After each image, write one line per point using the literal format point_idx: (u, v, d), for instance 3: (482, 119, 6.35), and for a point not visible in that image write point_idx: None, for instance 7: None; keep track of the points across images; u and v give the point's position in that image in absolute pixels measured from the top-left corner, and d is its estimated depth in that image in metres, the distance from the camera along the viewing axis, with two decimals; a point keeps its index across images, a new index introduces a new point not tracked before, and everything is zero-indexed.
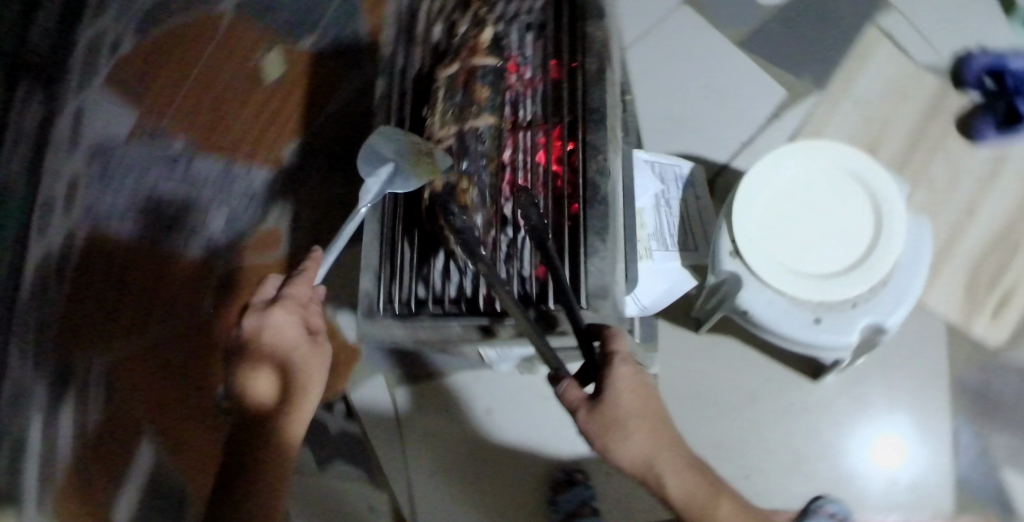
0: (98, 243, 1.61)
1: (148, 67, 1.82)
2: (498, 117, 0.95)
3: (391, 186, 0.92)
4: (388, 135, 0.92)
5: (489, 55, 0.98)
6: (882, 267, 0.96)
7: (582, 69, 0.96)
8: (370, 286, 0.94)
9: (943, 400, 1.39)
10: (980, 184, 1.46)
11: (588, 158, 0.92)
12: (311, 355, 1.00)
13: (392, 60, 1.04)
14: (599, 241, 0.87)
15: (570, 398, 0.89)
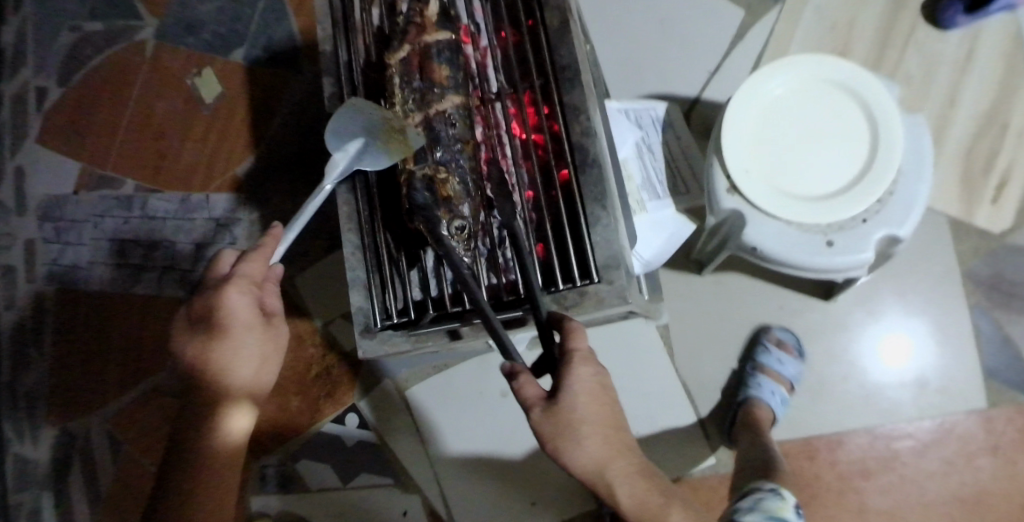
0: (69, 298, 1.64)
1: (80, 113, 1.76)
2: (465, 96, 0.88)
3: (359, 165, 0.87)
4: (358, 107, 0.86)
5: (441, 30, 0.89)
6: (887, 175, 0.91)
7: (542, 26, 0.92)
8: (363, 301, 0.90)
9: (959, 296, 1.36)
10: (958, 69, 1.39)
11: (569, 121, 0.88)
12: (266, 340, 0.91)
13: (335, 55, 0.96)
14: (600, 207, 0.85)
15: (524, 392, 0.78)
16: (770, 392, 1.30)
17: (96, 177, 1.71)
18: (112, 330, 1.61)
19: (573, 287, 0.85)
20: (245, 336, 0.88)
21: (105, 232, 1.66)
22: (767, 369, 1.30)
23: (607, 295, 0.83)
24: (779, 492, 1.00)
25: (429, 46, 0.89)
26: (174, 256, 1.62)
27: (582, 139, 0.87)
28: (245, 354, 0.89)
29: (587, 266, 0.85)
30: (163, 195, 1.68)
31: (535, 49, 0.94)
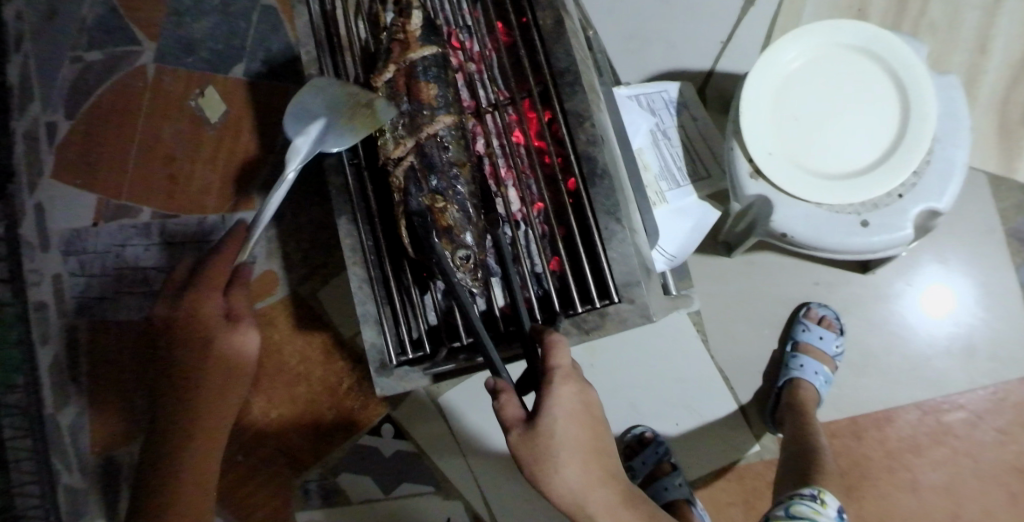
0: (100, 331, 1.64)
1: (88, 143, 1.74)
2: (456, 114, 0.85)
3: (322, 147, 0.81)
4: (318, 85, 0.81)
5: (425, 45, 0.85)
6: (921, 147, 0.85)
7: (536, 25, 0.86)
8: (377, 337, 0.88)
9: (1002, 257, 1.30)
10: (986, 13, 1.29)
11: (573, 129, 0.83)
12: (231, 346, 0.95)
13: (323, 76, 0.92)
14: (614, 220, 0.81)
15: (504, 412, 0.74)
16: (814, 372, 1.27)
17: (114, 207, 1.70)
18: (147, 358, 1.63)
19: (592, 308, 0.82)
20: (208, 345, 0.93)
21: (129, 262, 1.67)
22: (809, 346, 1.26)
23: (629, 315, 0.80)
24: (818, 496, 1.06)
25: (415, 63, 0.85)
26: None
27: (589, 148, 0.82)
28: (211, 362, 0.94)
29: (607, 285, 0.81)
30: (181, 219, 1.69)
31: (528, 50, 0.88)
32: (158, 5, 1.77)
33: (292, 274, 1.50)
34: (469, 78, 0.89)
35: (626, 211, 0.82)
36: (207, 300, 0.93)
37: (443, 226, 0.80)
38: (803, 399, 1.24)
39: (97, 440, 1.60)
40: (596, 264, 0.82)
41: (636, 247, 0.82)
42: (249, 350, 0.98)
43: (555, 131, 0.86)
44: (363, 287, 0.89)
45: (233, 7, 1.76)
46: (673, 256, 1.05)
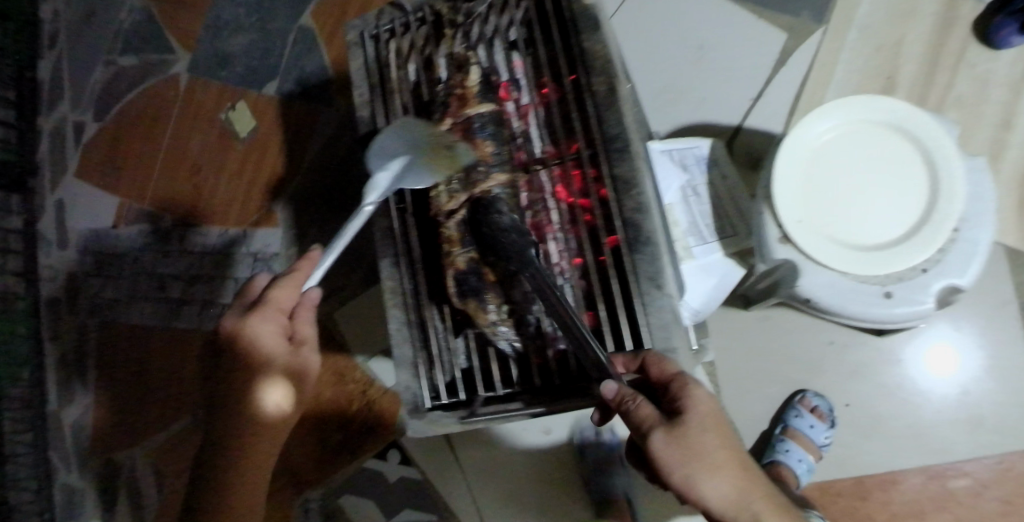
0: (111, 332, 1.65)
1: (118, 146, 1.79)
2: (510, 173, 0.88)
3: (401, 183, 0.87)
4: (406, 125, 0.89)
5: (481, 102, 0.90)
6: (946, 228, 0.87)
7: (590, 91, 0.90)
8: (412, 383, 0.91)
9: (1014, 328, 1.30)
10: (1013, 89, 1.32)
11: (620, 195, 0.86)
12: (291, 369, 0.93)
13: (374, 121, 0.99)
14: (656, 287, 0.83)
15: (639, 417, 0.74)
16: (797, 459, 1.28)
17: (134, 211, 1.73)
18: (160, 366, 1.63)
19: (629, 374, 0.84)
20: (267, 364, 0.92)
21: (146, 268, 1.68)
22: (798, 433, 1.27)
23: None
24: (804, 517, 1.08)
25: (472, 118, 0.90)
26: (216, 292, 1.64)
27: (635, 215, 0.84)
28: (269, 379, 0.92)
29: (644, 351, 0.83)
30: (201, 230, 1.70)
31: (582, 113, 0.91)
32: (195, 17, 1.82)
33: None
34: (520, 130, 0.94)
35: (669, 280, 0.83)
36: (272, 322, 0.92)
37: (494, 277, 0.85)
38: (783, 483, 1.27)
39: (94, 442, 1.61)
40: (634, 331, 0.84)
41: (674, 313, 0.84)
42: (308, 372, 0.97)
43: (602, 193, 0.88)
44: (401, 329, 0.93)
45: (270, 25, 1.80)
46: (697, 311, 1.08)
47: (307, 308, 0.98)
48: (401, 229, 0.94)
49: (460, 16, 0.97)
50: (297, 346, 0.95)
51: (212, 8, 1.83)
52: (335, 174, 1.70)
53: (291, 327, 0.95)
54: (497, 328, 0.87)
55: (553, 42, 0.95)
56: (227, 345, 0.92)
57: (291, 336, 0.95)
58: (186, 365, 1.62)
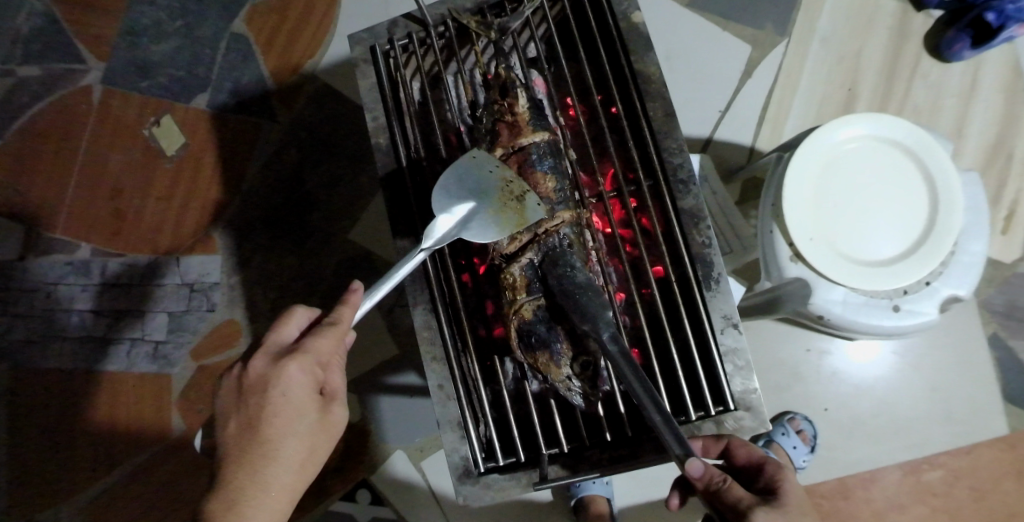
0: (24, 372, 1.61)
1: (25, 169, 1.70)
2: (574, 211, 0.86)
3: (463, 231, 0.82)
4: (479, 162, 0.84)
5: (536, 132, 0.87)
6: (946, 242, 0.90)
7: (647, 117, 0.88)
8: (463, 442, 0.88)
9: (974, 323, 1.37)
10: (962, 99, 1.41)
11: (687, 231, 0.85)
12: (317, 430, 0.84)
13: (397, 146, 0.95)
14: (731, 325, 0.83)
15: (734, 494, 0.70)
16: None
17: (44, 240, 1.66)
18: (87, 416, 1.58)
19: (706, 416, 0.83)
20: (298, 419, 0.82)
21: (63, 301, 1.63)
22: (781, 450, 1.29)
23: (744, 423, 0.82)
24: None
25: (526, 148, 0.87)
26: (143, 328, 1.61)
27: (705, 251, 0.84)
28: (296, 435, 0.82)
29: (722, 393, 0.83)
30: (127, 257, 1.64)
31: (636, 137, 0.90)
32: (110, 22, 1.74)
33: (254, 330, 1.57)
34: (572, 157, 0.91)
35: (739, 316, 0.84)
36: (308, 374, 0.83)
37: (566, 330, 0.83)
38: None
39: (23, 488, 1.55)
40: (706, 369, 0.85)
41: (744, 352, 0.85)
42: (338, 430, 0.87)
43: (665, 234, 0.88)
44: (444, 387, 0.90)
45: (198, 31, 1.72)
46: None
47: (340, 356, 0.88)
48: (434, 275, 0.92)
49: (494, 32, 0.92)
50: (326, 402, 0.86)
51: (129, 12, 1.75)
52: (286, 190, 1.62)
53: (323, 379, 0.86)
54: (569, 383, 0.83)
55: (603, 61, 0.92)
56: (256, 392, 0.82)
57: (321, 390, 0.86)
58: (117, 413, 1.56)
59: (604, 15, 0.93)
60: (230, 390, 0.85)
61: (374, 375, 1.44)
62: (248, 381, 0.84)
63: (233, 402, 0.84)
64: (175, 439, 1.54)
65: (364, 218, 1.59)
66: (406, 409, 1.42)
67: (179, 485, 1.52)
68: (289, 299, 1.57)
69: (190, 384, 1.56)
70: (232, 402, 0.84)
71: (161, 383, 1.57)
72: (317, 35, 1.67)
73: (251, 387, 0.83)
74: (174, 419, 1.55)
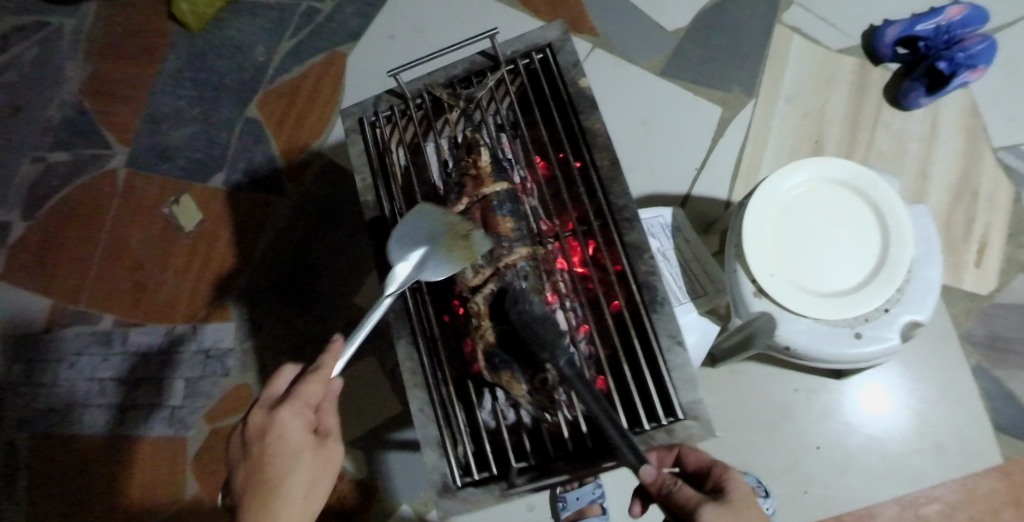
0: (46, 442, 1.69)
1: (53, 248, 1.84)
2: (530, 245, 0.95)
3: (420, 274, 0.92)
4: (424, 213, 0.93)
5: (496, 182, 0.97)
6: (899, 271, 0.96)
7: (594, 166, 0.98)
8: (439, 461, 0.92)
9: (958, 355, 1.41)
10: (924, 142, 1.49)
11: (633, 261, 0.93)
12: (317, 464, 0.89)
13: (382, 204, 1.04)
14: (676, 342, 0.88)
15: (684, 494, 0.75)
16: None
17: (69, 312, 1.76)
18: (106, 482, 1.64)
19: (658, 427, 0.88)
20: (297, 454, 0.87)
21: (85, 371, 1.72)
22: None
23: (695, 431, 0.86)
24: None
25: (488, 197, 0.97)
26: (160, 395, 1.68)
27: (649, 277, 0.91)
28: (297, 470, 0.86)
29: (672, 404, 0.88)
30: (146, 327, 1.74)
31: (587, 185, 0.99)
32: (133, 112, 1.91)
33: (265, 391, 1.64)
34: (531, 204, 1.02)
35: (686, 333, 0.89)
36: (300, 416, 0.90)
37: (524, 349, 0.90)
38: None
39: None
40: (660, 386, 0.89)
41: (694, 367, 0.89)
42: (336, 465, 0.91)
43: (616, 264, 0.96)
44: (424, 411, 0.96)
45: (215, 116, 1.88)
46: None
47: (330, 401, 0.96)
48: (414, 310, 1.01)
49: (462, 101, 1.04)
50: (322, 439, 0.91)
51: (150, 102, 1.92)
52: (296, 257, 1.72)
53: (316, 421, 0.93)
54: (531, 396, 0.90)
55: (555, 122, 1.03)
56: (256, 440, 0.89)
57: (316, 430, 0.92)
58: (135, 477, 1.63)
59: (556, 83, 1.04)
60: (234, 449, 0.91)
61: (378, 431, 1.49)
62: (249, 434, 0.90)
63: (238, 455, 0.89)
64: (188, 501, 1.60)
65: (368, 280, 1.68)
66: (409, 464, 1.47)
67: None
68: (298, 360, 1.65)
69: (205, 447, 1.62)
70: (236, 456, 0.90)
71: (179, 449, 1.63)
72: (325, 112, 1.82)
73: (252, 438, 0.89)
74: (189, 483, 1.61)
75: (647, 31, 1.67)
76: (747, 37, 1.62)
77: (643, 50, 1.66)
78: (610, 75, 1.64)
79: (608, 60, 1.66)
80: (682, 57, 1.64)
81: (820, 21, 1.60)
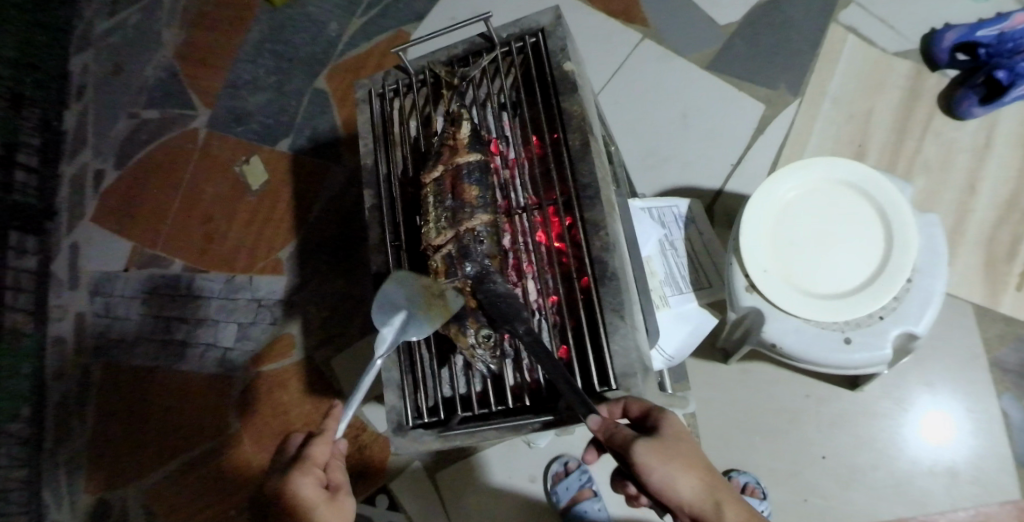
0: (113, 368, 1.86)
1: (137, 196, 2.03)
2: (492, 213, 0.98)
3: (404, 335, 0.91)
4: (401, 280, 0.93)
5: (470, 152, 0.99)
6: (900, 278, 0.94)
7: (566, 144, 0.99)
8: (397, 401, 0.99)
9: (984, 381, 1.36)
10: (974, 157, 1.44)
11: (589, 237, 0.94)
12: (332, 517, 0.94)
13: (376, 168, 1.10)
14: (619, 318, 0.90)
15: (621, 435, 0.79)
16: None
17: (146, 255, 1.96)
18: (159, 410, 1.80)
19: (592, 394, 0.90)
20: (310, 512, 0.93)
21: (154, 308, 1.89)
22: None
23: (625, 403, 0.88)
24: None
25: (462, 166, 1.00)
26: (215, 336, 1.83)
27: (602, 253, 0.93)
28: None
29: (607, 373, 0.90)
30: (208, 275, 1.89)
31: (558, 163, 1.01)
32: (215, 77, 2.08)
33: (305, 342, 1.77)
34: (502, 179, 1.03)
35: (631, 310, 0.91)
36: (311, 475, 0.95)
37: (476, 305, 0.93)
38: None
39: (95, 472, 1.78)
40: (599, 357, 0.91)
41: (637, 341, 0.91)
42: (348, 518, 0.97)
43: (576, 236, 0.97)
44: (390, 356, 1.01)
45: (286, 85, 2.02)
46: (671, 356, 1.15)
47: (337, 459, 1.02)
48: (394, 265, 1.05)
49: (456, 77, 1.07)
50: (333, 494, 0.97)
51: (231, 69, 2.08)
52: (347, 222, 1.85)
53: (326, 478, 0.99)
54: (475, 351, 0.92)
55: (536, 102, 1.05)
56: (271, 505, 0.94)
57: (327, 486, 0.98)
58: (185, 409, 1.79)
59: (543, 64, 1.06)
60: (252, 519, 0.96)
61: None
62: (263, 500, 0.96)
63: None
64: (228, 436, 1.74)
65: None
66: None
67: (230, 480, 1.71)
68: (338, 317, 1.78)
69: (251, 388, 1.77)
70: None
71: (230, 388, 1.78)
72: None
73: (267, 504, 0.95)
74: (232, 420, 1.75)
75: (698, 22, 1.65)
76: (801, 36, 1.59)
77: (691, 42, 1.64)
78: (653, 65, 1.64)
79: (654, 50, 1.65)
80: (731, 51, 1.61)
81: (878, 23, 1.56)
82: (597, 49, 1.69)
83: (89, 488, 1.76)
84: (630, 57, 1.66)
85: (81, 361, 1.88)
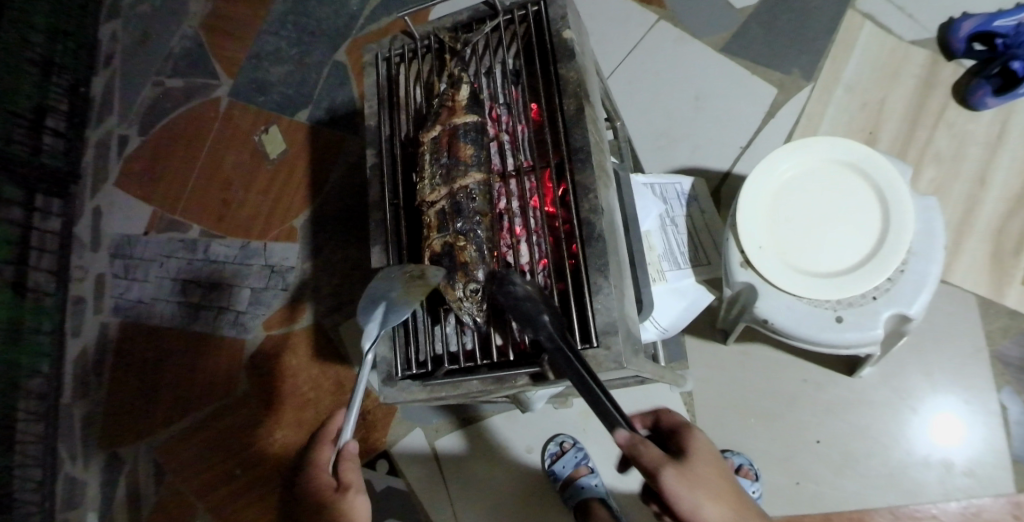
0: (129, 328, 1.92)
1: (159, 160, 2.08)
2: (486, 173, 1.01)
3: (386, 325, 0.96)
4: (383, 275, 0.95)
5: (467, 114, 1.03)
6: (894, 258, 0.95)
7: (561, 110, 1.02)
8: (387, 353, 1.03)
9: (985, 373, 1.36)
10: (986, 150, 1.43)
11: (579, 199, 0.97)
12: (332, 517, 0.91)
13: (379, 129, 1.13)
14: (602, 279, 0.93)
15: (651, 456, 0.78)
16: None
17: (166, 220, 2.01)
18: (173, 370, 1.86)
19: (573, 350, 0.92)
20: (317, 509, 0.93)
21: (170, 272, 1.94)
22: None
23: (604, 359, 0.91)
24: None
25: (459, 127, 1.03)
26: (229, 299, 1.87)
27: (590, 216, 0.96)
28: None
29: (588, 330, 0.93)
30: (225, 240, 1.93)
31: (552, 129, 1.04)
32: (238, 48, 2.11)
33: (314, 309, 1.81)
34: (499, 142, 1.06)
35: (616, 271, 0.94)
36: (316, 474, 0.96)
37: (464, 260, 0.96)
38: None
39: (109, 427, 1.84)
40: (583, 315, 0.94)
41: (622, 305, 0.93)
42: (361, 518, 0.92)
43: (566, 201, 1.00)
44: None
45: (308, 57, 2.04)
46: (664, 328, 1.19)
47: (352, 459, 0.98)
48: (392, 222, 1.08)
49: (458, 43, 1.10)
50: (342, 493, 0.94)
51: (253, 41, 2.10)
52: (359, 192, 1.88)
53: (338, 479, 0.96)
54: (462, 303, 0.95)
55: (535, 70, 1.08)
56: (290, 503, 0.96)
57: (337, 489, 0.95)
58: (199, 370, 1.84)
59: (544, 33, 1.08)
60: None
61: None
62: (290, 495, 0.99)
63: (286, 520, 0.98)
64: (238, 395, 1.80)
65: None
66: None
67: (239, 440, 1.76)
68: (349, 285, 1.82)
69: (261, 354, 1.81)
70: None
71: (244, 354, 1.82)
72: None
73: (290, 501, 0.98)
74: (241, 381, 1.80)
75: (716, 5, 1.64)
76: (819, 22, 1.58)
77: (708, 25, 1.63)
78: (668, 47, 1.64)
79: (670, 32, 1.65)
80: (747, 35, 1.60)
81: (897, 11, 1.55)
82: (614, 31, 1.69)
83: (101, 442, 1.83)
84: (646, 38, 1.66)
85: (100, 320, 1.94)
